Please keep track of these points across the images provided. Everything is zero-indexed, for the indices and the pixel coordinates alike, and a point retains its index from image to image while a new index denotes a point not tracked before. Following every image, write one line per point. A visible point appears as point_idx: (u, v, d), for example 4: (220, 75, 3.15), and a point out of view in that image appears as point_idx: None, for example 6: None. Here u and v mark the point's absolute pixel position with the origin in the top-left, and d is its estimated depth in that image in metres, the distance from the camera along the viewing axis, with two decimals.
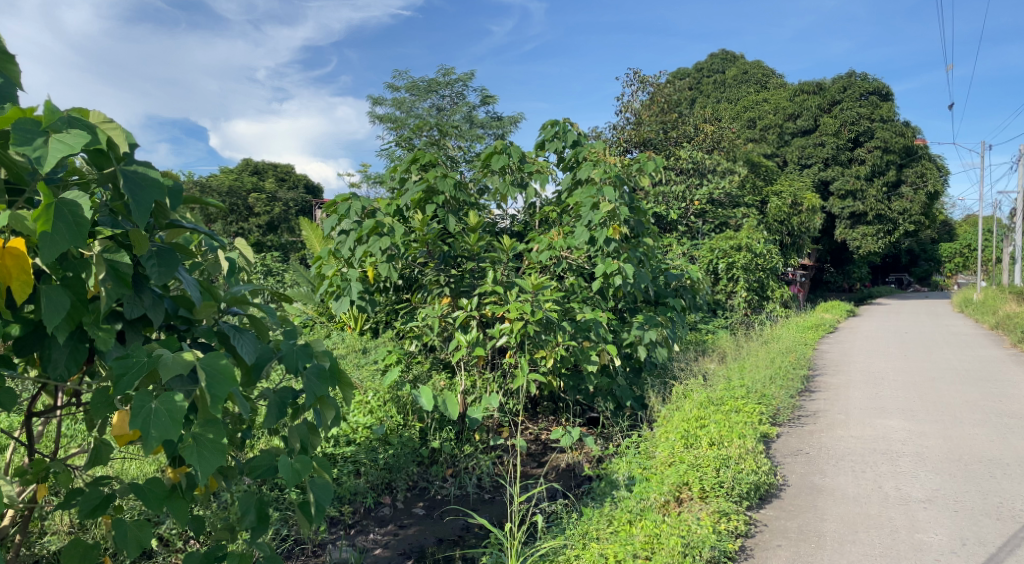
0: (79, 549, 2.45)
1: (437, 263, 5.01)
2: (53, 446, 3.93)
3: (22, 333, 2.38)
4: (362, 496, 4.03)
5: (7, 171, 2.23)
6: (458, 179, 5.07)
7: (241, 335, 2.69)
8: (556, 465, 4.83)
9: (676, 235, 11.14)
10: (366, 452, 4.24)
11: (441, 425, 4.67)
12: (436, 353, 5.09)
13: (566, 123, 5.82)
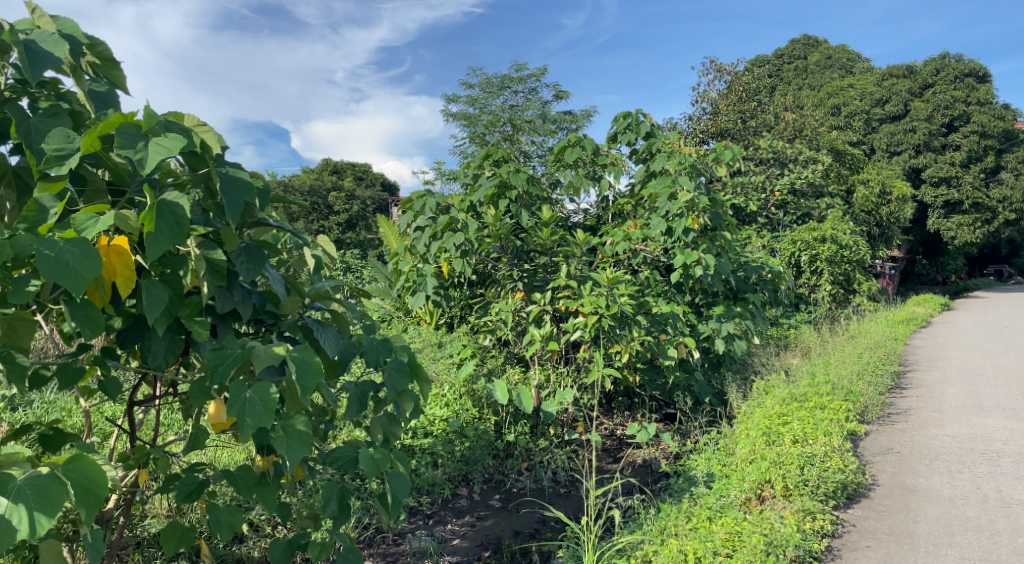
0: (176, 533, 2.58)
1: (510, 258, 5.04)
2: (153, 432, 4.16)
3: (123, 326, 2.52)
4: (440, 488, 4.10)
5: (110, 172, 2.39)
6: (531, 174, 5.09)
7: (324, 329, 2.78)
8: (632, 460, 4.80)
9: (755, 227, 10.87)
10: (443, 444, 4.29)
11: (515, 419, 4.70)
12: (510, 348, 5.12)
13: (639, 115, 5.76)
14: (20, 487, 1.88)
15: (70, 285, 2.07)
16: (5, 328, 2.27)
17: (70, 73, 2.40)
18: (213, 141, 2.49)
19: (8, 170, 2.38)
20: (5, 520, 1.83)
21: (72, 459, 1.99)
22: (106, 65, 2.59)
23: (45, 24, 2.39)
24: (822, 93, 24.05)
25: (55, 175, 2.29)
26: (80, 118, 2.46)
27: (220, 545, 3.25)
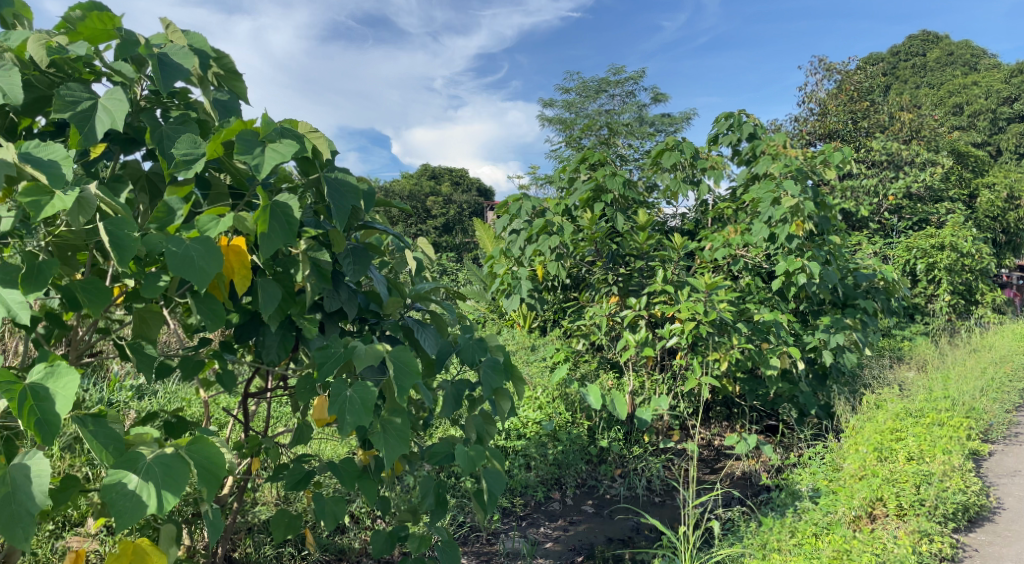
0: (284, 520, 2.71)
1: (605, 262, 5.01)
2: (266, 424, 4.38)
3: (240, 321, 2.64)
4: (532, 490, 4.13)
5: (231, 177, 2.52)
6: (627, 178, 5.08)
7: (423, 329, 2.85)
8: (731, 472, 4.68)
9: (866, 233, 10.40)
10: (537, 446, 4.31)
11: (609, 425, 4.66)
12: (604, 353, 5.08)
13: (742, 116, 5.63)
14: (149, 465, 2.02)
15: (195, 280, 2.20)
16: (138, 320, 2.44)
17: (197, 84, 2.48)
18: (324, 147, 2.57)
19: (140, 176, 2.53)
20: (135, 495, 1.95)
21: (194, 440, 2.13)
22: (228, 76, 2.67)
23: (178, 38, 2.50)
24: (940, 92, 22.73)
25: (182, 179, 2.43)
26: (206, 126, 2.58)
27: (323, 533, 3.35)
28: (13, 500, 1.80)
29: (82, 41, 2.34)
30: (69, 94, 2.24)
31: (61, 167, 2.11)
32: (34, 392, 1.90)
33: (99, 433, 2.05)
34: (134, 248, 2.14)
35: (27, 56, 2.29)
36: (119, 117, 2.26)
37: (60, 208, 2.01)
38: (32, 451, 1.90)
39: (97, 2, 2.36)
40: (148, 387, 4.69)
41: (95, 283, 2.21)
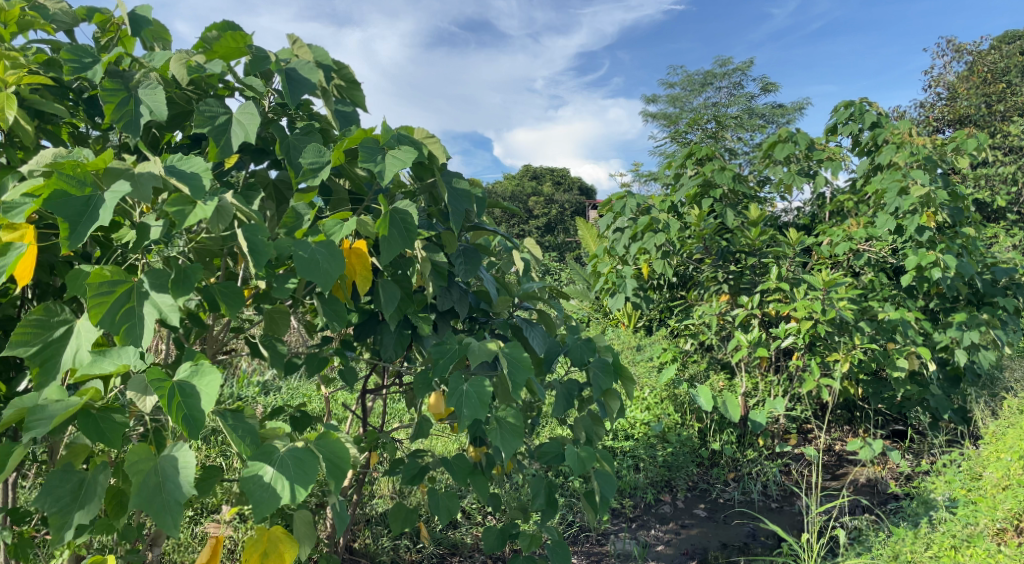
0: (402, 513, 2.82)
1: (714, 259, 4.97)
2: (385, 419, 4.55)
3: (360, 320, 2.76)
4: (642, 492, 4.08)
5: (352, 183, 2.67)
6: (737, 172, 5.04)
7: (533, 327, 2.86)
8: (855, 478, 4.47)
9: (1004, 225, 9.68)
10: (645, 448, 4.29)
11: (721, 427, 4.54)
12: (713, 353, 4.96)
13: (863, 104, 5.37)
14: (282, 458, 2.12)
15: (322, 282, 2.31)
16: (268, 319, 2.59)
17: (321, 96, 2.61)
18: (439, 152, 2.64)
19: (268, 184, 2.70)
20: (271, 486, 2.06)
21: (321, 435, 2.22)
22: (349, 85, 2.77)
23: (303, 52, 2.62)
24: None
25: (308, 187, 2.56)
26: (328, 134, 2.71)
27: (438, 527, 3.43)
28: (162, 490, 1.92)
29: (218, 58, 2.50)
30: (207, 109, 2.40)
31: (202, 178, 2.26)
32: (181, 389, 2.03)
33: (239, 427, 2.14)
34: (268, 251, 2.27)
35: (170, 74, 2.47)
36: (253, 130, 2.40)
37: (202, 216, 2.14)
38: (179, 444, 2.02)
39: (230, 20, 2.50)
40: (273, 383, 4.96)
41: (231, 286, 2.36)
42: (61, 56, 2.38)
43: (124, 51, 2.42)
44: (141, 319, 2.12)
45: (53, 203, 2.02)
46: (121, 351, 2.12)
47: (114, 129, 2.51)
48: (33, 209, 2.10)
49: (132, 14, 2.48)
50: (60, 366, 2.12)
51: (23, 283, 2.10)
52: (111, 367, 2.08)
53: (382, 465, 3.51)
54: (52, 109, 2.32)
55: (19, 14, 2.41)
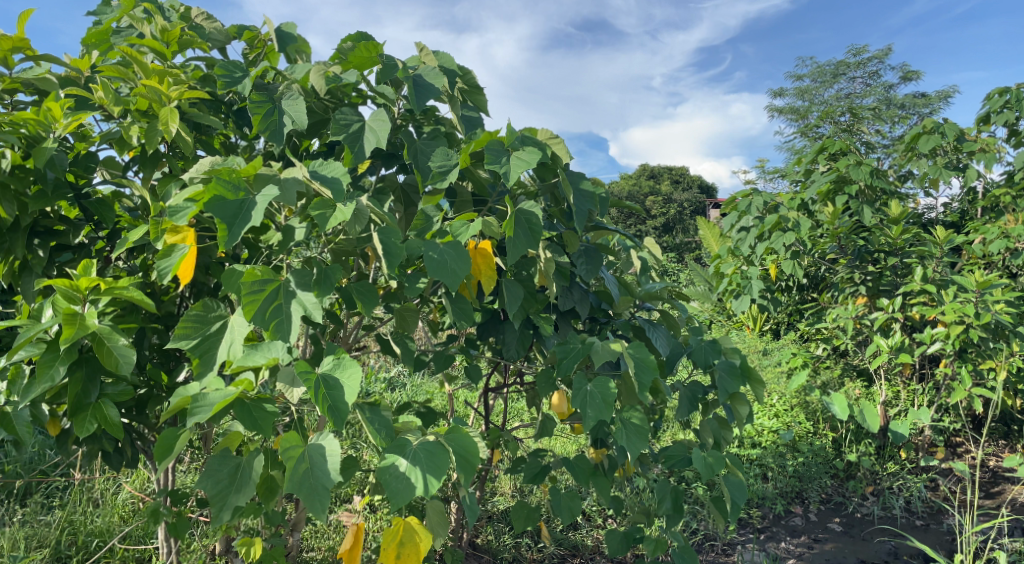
0: (524, 511, 2.85)
1: (850, 259, 4.70)
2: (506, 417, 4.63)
3: (483, 320, 2.81)
4: (771, 502, 3.91)
5: (475, 185, 2.71)
6: (875, 166, 4.82)
7: (656, 328, 2.80)
8: (1013, 499, 4.11)
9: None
10: (774, 457, 4.15)
11: (857, 438, 4.39)
12: (848, 358, 4.72)
13: (1020, 90, 4.96)
14: (415, 451, 2.19)
15: (450, 282, 2.35)
16: (398, 318, 2.71)
17: (447, 101, 2.67)
18: (562, 152, 2.64)
19: (397, 187, 2.81)
20: (405, 477, 2.12)
21: (451, 430, 2.28)
22: (472, 90, 2.82)
23: (430, 59, 2.68)
24: None
25: (435, 189, 2.64)
26: (453, 138, 2.78)
27: (558, 527, 3.45)
28: (310, 475, 2.04)
29: (353, 68, 2.61)
30: (343, 117, 2.51)
31: (340, 182, 2.38)
32: (325, 381, 2.15)
33: (375, 419, 2.28)
34: (402, 252, 2.35)
35: (309, 85, 2.61)
36: (383, 135, 2.49)
37: (341, 218, 2.25)
38: (324, 434, 2.14)
39: (364, 31, 2.61)
40: (398, 380, 5.15)
41: (366, 285, 2.48)
42: (215, 71, 2.56)
43: (269, 65, 2.59)
44: (288, 316, 2.27)
45: (212, 207, 2.19)
46: (271, 345, 2.26)
47: (260, 138, 2.68)
48: (195, 213, 2.28)
49: (278, 30, 2.67)
50: (216, 358, 2.29)
51: (187, 282, 2.29)
52: (262, 360, 2.22)
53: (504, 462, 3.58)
54: (208, 121, 2.51)
55: (179, 34, 2.59)
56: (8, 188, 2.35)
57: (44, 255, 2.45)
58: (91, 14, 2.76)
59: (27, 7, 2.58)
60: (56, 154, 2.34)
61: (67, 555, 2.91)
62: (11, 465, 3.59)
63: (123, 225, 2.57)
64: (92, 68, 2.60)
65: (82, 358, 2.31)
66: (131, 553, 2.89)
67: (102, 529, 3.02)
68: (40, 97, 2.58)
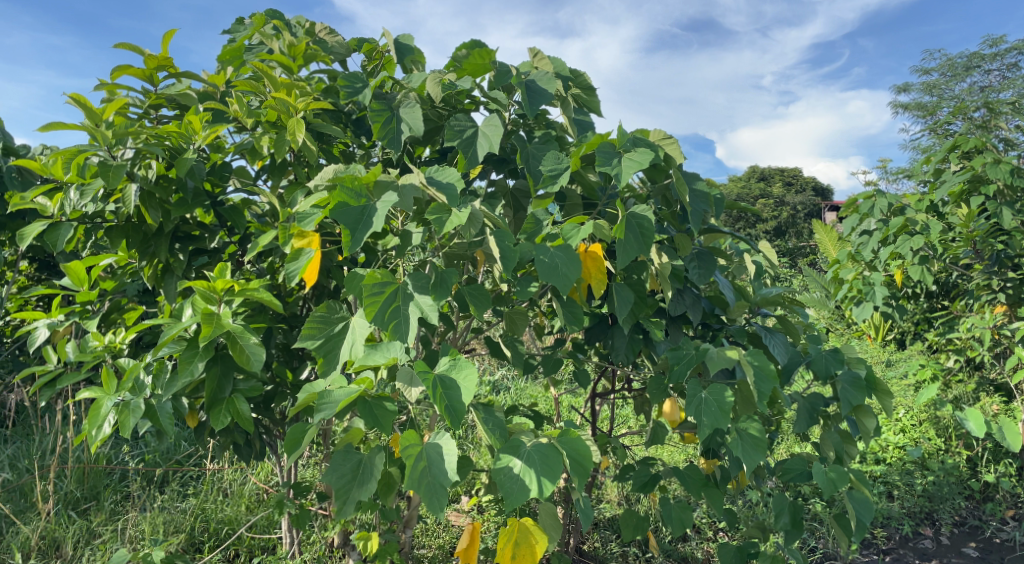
0: (633, 520, 2.80)
1: (987, 265, 4.63)
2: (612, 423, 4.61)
3: (591, 324, 2.79)
4: (897, 522, 3.72)
5: (585, 189, 2.70)
6: (1015, 164, 4.50)
7: (773, 336, 2.71)
8: None
9: None
10: (900, 474, 3.99)
11: (995, 457, 4.20)
12: (981, 373, 4.72)
13: None
14: (529, 452, 2.19)
15: (562, 285, 2.34)
16: (508, 320, 2.74)
17: (559, 105, 2.67)
18: (676, 153, 2.57)
19: (507, 192, 2.84)
20: (520, 478, 2.13)
21: (563, 432, 2.27)
22: (585, 93, 2.80)
23: (543, 64, 2.69)
24: None
25: (546, 193, 2.64)
26: (564, 142, 2.78)
27: (666, 538, 3.40)
28: (428, 473, 2.08)
29: (467, 75, 2.66)
30: (458, 124, 2.56)
31: (456, 187, 2.41)
32: (441, 381, 2.19)
33: (489, 420, 2.31)
34: (515, 255, 2.36)
35: (425, 93, 2.68)
36: (496, 141, 2.52)
37: (457, 222, 2.28)
38: (441, 432, 2.18)
39: (479, 39, 2.66)
40: (502, 383, 5.24)
41: (478, 288, 2.53)
42: (338, 83, 2.67)
43: (388, 75, 2.67)
44: (406, 317, 2.32)
45: (336, 212, 2.26)
46: (390, 346, 2.32)
47: (378, 145, 2.78)
48: (320, 218, 2.37)
49: (396, 41, 2.76)
50: (339, 358, 2.38)
51: (312, 284, 2.39)
52: (382, 360, 2.29)
53: (611, 470, 3.57)
54: (331, 131, 2.61)
55: (305, 48, 2.72)
56: (155, 196, 2.52)
57: (184, 259, 2.64)
58: (226, 32, 2.95)
59: (170, 28, 2.78)
60: (196, 164, 2.49)
61: (200, 540, 3.11)
62: (151, 454, 3.88)
63: (253, 230, 2.72)
64: (227, 83, 2.78)
65: (218, 355, 2.46)
66: (258, 542, 3.06)
67: (232, 518, 3.22)
68: (181, 111, 2.77)
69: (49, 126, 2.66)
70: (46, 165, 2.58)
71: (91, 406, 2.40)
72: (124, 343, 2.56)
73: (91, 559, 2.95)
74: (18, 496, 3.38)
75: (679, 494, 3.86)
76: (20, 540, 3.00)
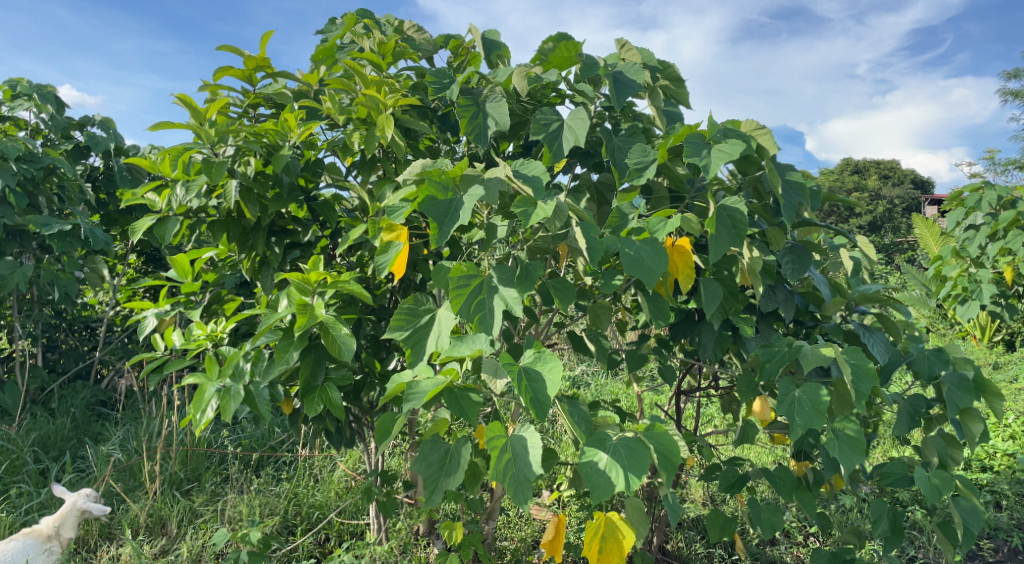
0: (720, 520, 2.73)
1: None
2: (696, 422, 4.56)
3: (677, 320, 2.75)
4: (1006, 534, 3.52)
5: (672, 181, 2.64)
6: None
7: (872, 335, 2.60)
8: None
9: None
10: (1009, 483, 3.85)
11: None
12: None
13: None
14: (615, 446, 2.15)
15: (648, 279, 2.27)
16: (592, 315, 2.72)
17: (647, 97, 2.63)
18: (769, 144, 2.49)
19: (591, 186, 2.83)
20: (606, 473, 2.08)
21: (650, 427, 2.23)
22: (672, 84, 2.75)
23: (630, 55, 2.66)
24: None
25: (631, 186, 2.59)
26: (651, 134, 2.74)
27: (754, 540, 3.33)
28: (513, 465, 2.07)
29: (553, 69, 2.66)
30: (543, 117, 2.55)
31: (541, 179, 2.39)
32: (526, 372, 2.19)
33: (575, 413, 2.30)
34: (601, 248, 2.30)
35: (511, 87, 2.70)
36: (582, 134, 2.49)
37: (543, 216, 2.25)
38: (526, 424, 2.17)
39: (565, 31, 2.65)
40: (583, 380, 5.25)
41: (563, 282, 2.50)
42: (426, 79, 2.71)
43: (475, 71, 2.70)
44: (491, 310, 2.34)
45: (423, 206, 2.27)
46: (475, 338, 2.33)
47: (464, 140, 2.81)
48: (409, 212, 2.40)
49: (482, 37, 2.79)
50: (426, 349, 2.41)
51: (401, 277, 2.43)
52: (467, 351, 2.30)
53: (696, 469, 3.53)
54: (418, 126, 2.65)
55: (394, 46, 2.78)
56: (253, 192, 2.62)
57: (279, 252, 2.74)
58: (319, 34, 3.05)
59: (268, 30, 2.89)
60: (292, 161, 2.58)
61: (293, 523, 3.24)
62: (247, 439, 4.08)
63: (343, 225, 2.80)
64: (320, 82, 2.87)
65: (311, 345, 2.54)
66: (347, 527, 3.16)
67: (322, 503, 3.33)
68: (277, 110, 2.88)
69: (157, 126, 2.81)
70: (155, 163, 2.72)
71: (196, 392, 2.51)
72: (225, 332, 2.68)
73: (194, 537, 3.12)
74: (127, 475, 3.61)
75: (767, 495, 3.78)
76: (130, 518, 3.19)
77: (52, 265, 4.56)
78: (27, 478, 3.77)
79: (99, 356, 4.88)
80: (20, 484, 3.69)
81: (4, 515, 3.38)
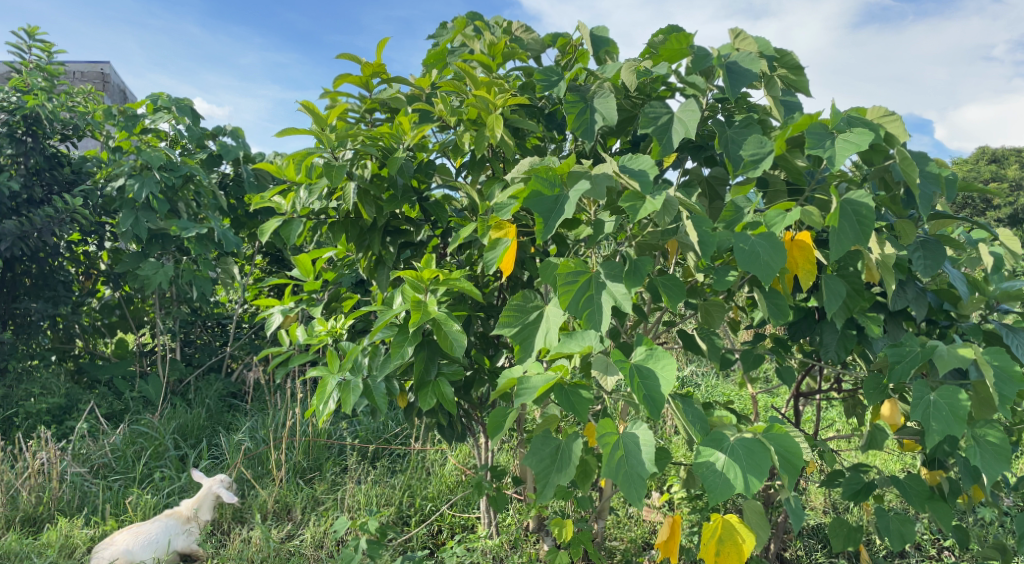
0: (843, 529, 2.60)
1: None
2: (815, 425, 4.37)
3: (795, 319, 2.64)
4: None
5: (790, 173, 2.50)
6: None
7: (1016, 335, 2.41)
8: None
9: None
10: None
11: None
12: None
13: None
14: (733, 446, 2.07)
15: (766, 275, 2.19)
16: (703, 313, 2.64)
17: (763, 86, 2.54)
18: (899, 131, 2.35)
19: (702, 180, 2.76)
20: (724, 474, 2.02)
21: (770, 427, 2.12)
22: (791, 72, 2.64)
23: (745, 44, 2.57)
24: None
25: (746, 179, 2.49)
26: (768, 125, 2.65)
27: (880, 553, 3.17)
28: (626, 463, 2.03)
29: (663, 61, 2.61)
30: (653, 110, 2.49)
31: (650, 175, 2.35)
32: (639, 370, 2.16)
33: (689, 412, 2.25)
34: (714, 242, 2.23)
35: (620, 82, 2.67)
36: (694, 126, 2.43)
37: (651, 210, 2.20)
38: (638, 423, 2.13)
39: (677, 23, 2.60)
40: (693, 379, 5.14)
41: (673, 278, 2.44)
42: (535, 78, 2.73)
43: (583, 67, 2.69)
44: (600, 306, 2.31)
45: (531, 203, 2.27)
46: (585, 335, 2.31)
47: (573, 138, 2.82)
48: (516, 209, 2.40)
49: (590, 33, 2.76)
50: (536, 345, 2.43)
51: (509, 274, 2.45)
52: (577, 348, 2.29)
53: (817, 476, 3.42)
54: (527, 125, 2.68)
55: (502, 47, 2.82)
56: (369, 194, 2.73)
57: (394, 251, 2.84)
58: (431, 38, 3.14)
59: (382, 37, 2.99)
60: (406, 163, 2.66)
61: (407, 514, 3.38)
62: (364, 431, 4.24)
63: (455, 224, 2.87)
64: (431, 85, 2.95)
65: (425, 340, 2.61)
66: (458, 520, 3.26)
67: (434, 496, 3.45)
68: (392, 114, 2.99)
69: (283, 133, 2.96)
70: (281, 167, 2.88)
71: (319, 384, 2.64)
72: (344, 328, 2.79)
73: (317, 524, 3.30)
74: (256, 462, 3.86)
75: (895, 506, 3.57)
76: (260, 502, 3.41)
77: (190, 266, 4.90)
78: (168, 463, 4.11)
79: (228, 351, 5.24)
80: (162, 469, 4.03)
81: (149, 497, 3.71)
